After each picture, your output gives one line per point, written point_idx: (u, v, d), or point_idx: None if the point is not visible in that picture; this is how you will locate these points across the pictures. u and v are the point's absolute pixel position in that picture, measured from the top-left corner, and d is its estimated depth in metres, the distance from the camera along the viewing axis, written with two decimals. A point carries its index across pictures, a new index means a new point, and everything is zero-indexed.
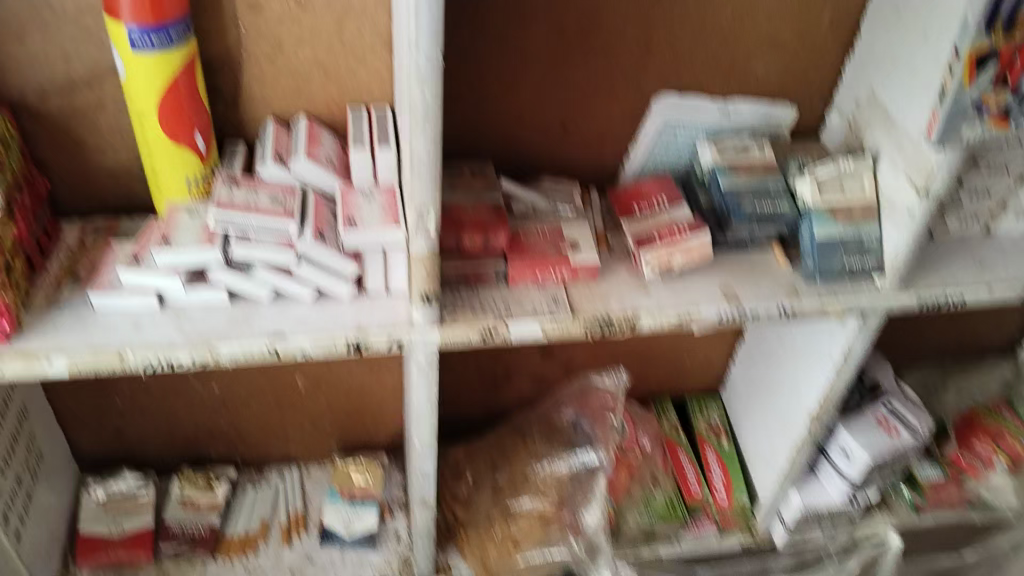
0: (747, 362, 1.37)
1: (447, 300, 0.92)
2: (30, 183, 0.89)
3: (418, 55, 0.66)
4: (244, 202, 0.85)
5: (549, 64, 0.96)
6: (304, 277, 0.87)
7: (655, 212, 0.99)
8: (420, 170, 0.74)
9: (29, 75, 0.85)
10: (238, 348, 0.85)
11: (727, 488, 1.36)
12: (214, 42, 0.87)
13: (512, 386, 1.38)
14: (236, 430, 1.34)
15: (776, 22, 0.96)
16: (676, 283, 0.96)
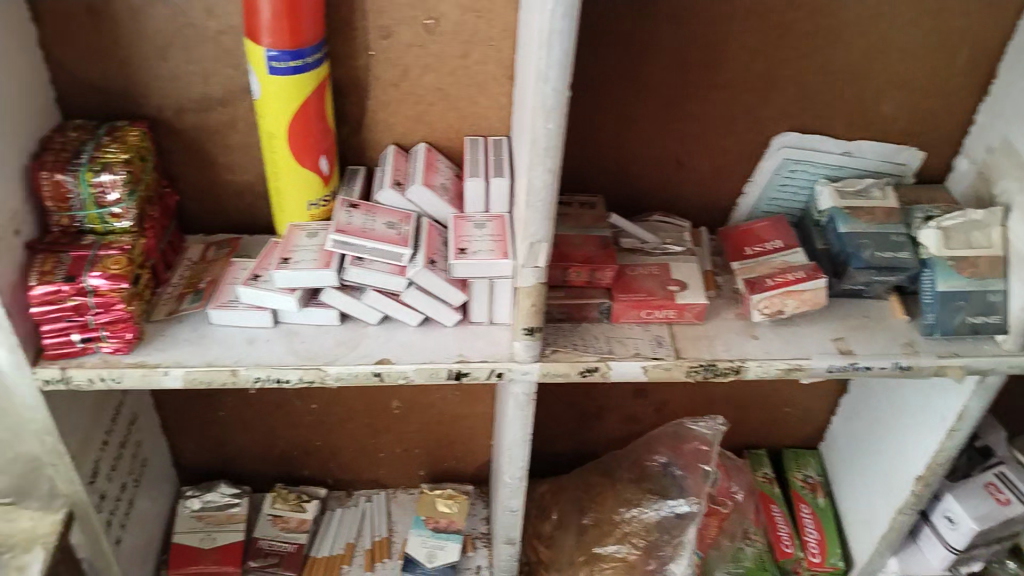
0: (851, 416, 1.32)
1: (550, 335, 0.91)
2: (160, 197, 0.93)
3: (545, 85, 0.66)
4: (362, 226, 0.87)
5: (669, 101, 0.95)
6: (412, 302, 0.88)
7: (768, 255, 0.97)
8: (535, 200, 0.74)
9: (169, 92, 0.89)
10: (344, 370, 0.86)
11: (821, 546, 1.30)
12: (344, 68, 0.89)
13: (603, 424, 1.36)
14: (329, 449, 1.37)
15: (907, 65, 0.94)
16: (784, 328, 0.94)
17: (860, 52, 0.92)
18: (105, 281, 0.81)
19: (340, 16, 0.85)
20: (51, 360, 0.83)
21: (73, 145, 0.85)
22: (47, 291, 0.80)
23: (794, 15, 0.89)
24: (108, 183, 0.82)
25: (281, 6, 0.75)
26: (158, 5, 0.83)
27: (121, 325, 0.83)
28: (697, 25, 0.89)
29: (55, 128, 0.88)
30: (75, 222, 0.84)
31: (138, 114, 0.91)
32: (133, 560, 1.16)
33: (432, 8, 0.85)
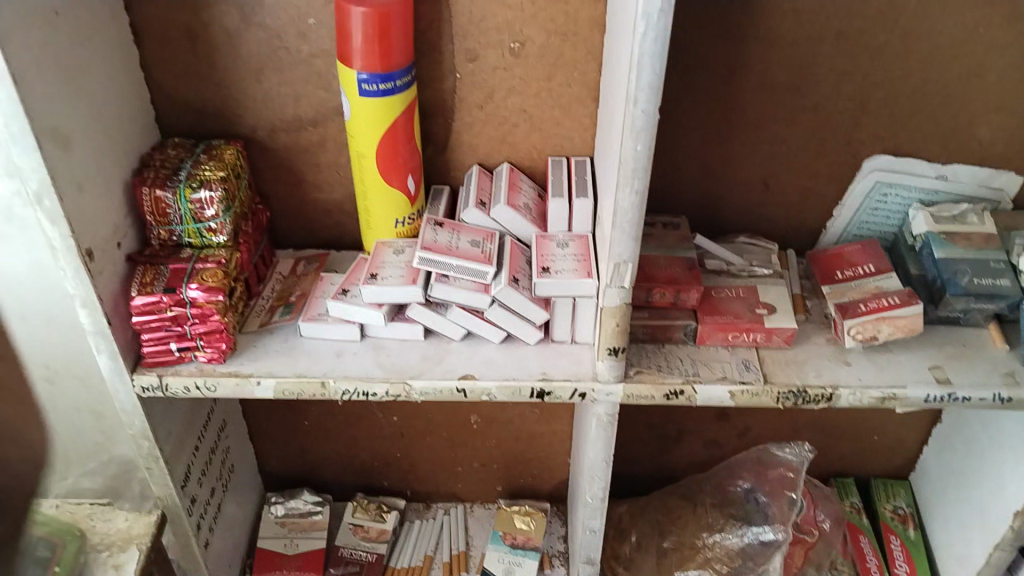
0: (944, 447, 1.27)
1: (633, 356, 0.91)
2: (253, 213, 0.96)
3: (635, 107, 0.66)
4: (446, 244, 0.88)
5: (756, 122, 0.94)
6: (495, 320, 0.89)
7: (860, 279, 0.95)
8: (622, 221, 0.74)
9: (263, 113, 0.92)
10: (429, 385, 0.87)
11: None
12: (431, 90, 0.91)
13: (683, 447, 1.34)
14: (408, 462, 1.38)
15: (1010, 86, 0.90)
16: (878, 355, 0.92)
17: (958, 73, 0.89)
18: (202, 293, 0.84)
19: (428, 40, 0.87)
20: (150, 367, 0.87)
21: (173, 163, 0.88)
22: (148, 302, 0.83)
23: (889, 34, 0.86)
24: (206, 200, 0.85)
25: (373, 31, 0.77)
26: (255, 31, 0.86)
27: (217, 336, 0.86)
28: (786, 46, 0.87)
29: (156, 146, 0.91)
30: (173, 236, 0.88)
31: (234, 134, 0.94)
32: (221, 563, 1.20)
33: (518, 31, 0.86)
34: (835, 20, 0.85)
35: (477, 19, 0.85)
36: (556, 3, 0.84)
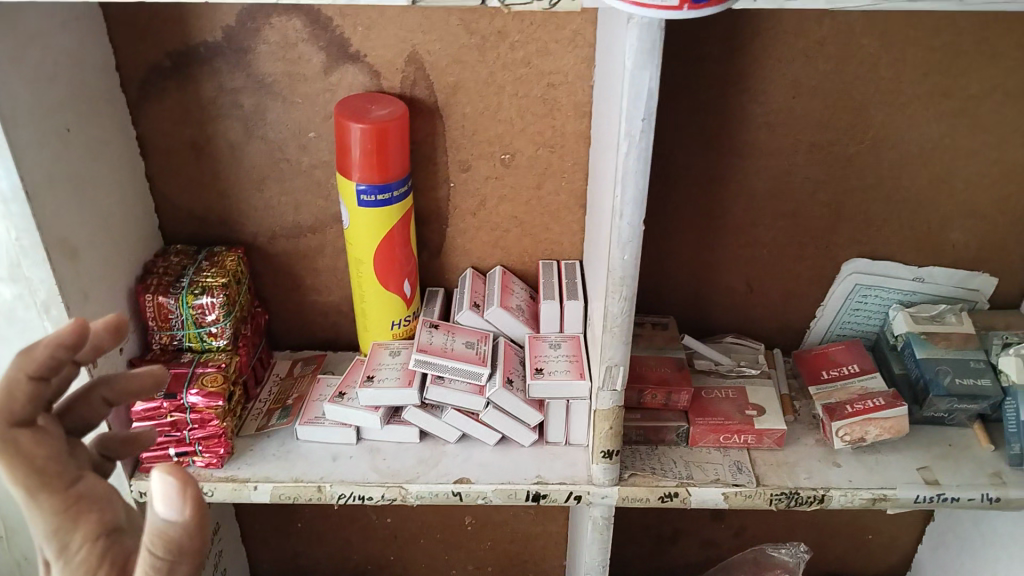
0: (938, 545, 1.27)
1: (627, 458, 0.91)
2: (253, 316, 0.98)
3: (621, 221, 0.69)
4: (442, 346, 0.90)
5: (739, 227, 0.97)
6: (490, 421, 0.90)
7: (844, 379, 0.97)
8: (612, 325, 0.76)
9: (263, 221, 0.96)
10: (425, 489, 0.88)
11: None
12: (425, 198, 0.95)
13: (679, 548, 1.33)
14: (402, 565, 1.37)
15: (979, 192, 0.94)
16: (867, 456, 0.93)
17: (928, 180, 0.93)
18: (201, 398, 0.85)
19: (423, 152, 0.91)
20: (147, 471, 0.88)
21: (176, 269, 0.91)
22: (148, 407, 0.85)
23: (860, 144, 0.91)
24: (208, 306, 0.87)
25: (372, 146, 0.81)
26: (257, 143, 0.90)
27: (215, 440, 0.88)
28: (763, 157, 0.92)
29: (158, 253, 0.94)
30: (173, 340, 0.90)
31: (234, 240, 0.98)
32: None
33: (508, 144, 0.90)
34: (809, 132, 0.90)
35: (470, 132, 0.90)
36: (544, 118, 0.89)
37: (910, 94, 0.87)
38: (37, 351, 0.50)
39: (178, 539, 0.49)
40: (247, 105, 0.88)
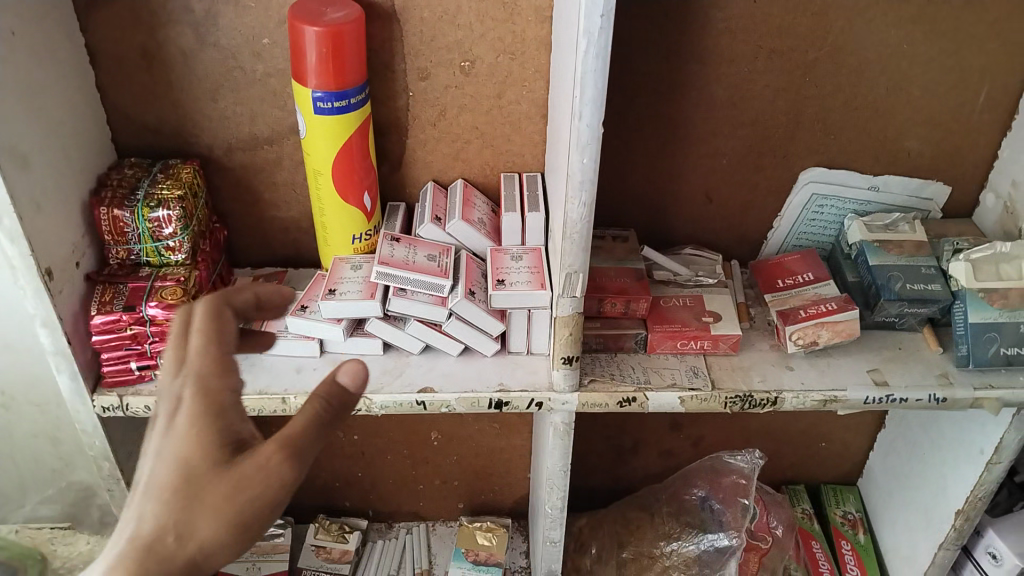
0: (891, 450, 1.33)
1: (587, 367, 0.93)
2: (211, 231, 0.97)
3: (580, 122, 0.69)
4: (403, 259, 0.90)
5: (698, 136, 0.98)
6: (453, 332, 0.91)
7: (799, 287, 1.00)
8: (572, 232, 0.77)
9: (219, 133, 0.94)
10: (389, 398, 0.89)
11: (861, 568, 1.33)
12: (385, 108, 0.94)
13: (640, 458, 1.38)
14: (370, 482, 1.40)
15: (932, 99, 0.95)
16: (819, 360, 0.97)
17: (885, 86, 0.94)
18: (161, 310, 0.85)
19: (381, 60, 0.90)
20: (110, 387, 0.88)
21: (130, 182, 0.89)
22: (107, 320, 0.84)
23: (820, 51, 0.91)
24: (164, 219, 0.86)
25: (328, 50, 0.80)
26: (209, 51, 0.88)
27: None
28: (723, 64, 0.92)
29: (112, 166, 0.93)
30: (131, 255, 0.89)
31: (190, 153, 0.96)
32: None
33: (468, 51, 0.89)
34: (768, 38, 0.90)
35: (429, 39, 0.89)
36: (504, 23, 0.88)
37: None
38: (254, 292, 0.64)
39: (338, 403, 0.59)
40: (198, 10, 0.85)
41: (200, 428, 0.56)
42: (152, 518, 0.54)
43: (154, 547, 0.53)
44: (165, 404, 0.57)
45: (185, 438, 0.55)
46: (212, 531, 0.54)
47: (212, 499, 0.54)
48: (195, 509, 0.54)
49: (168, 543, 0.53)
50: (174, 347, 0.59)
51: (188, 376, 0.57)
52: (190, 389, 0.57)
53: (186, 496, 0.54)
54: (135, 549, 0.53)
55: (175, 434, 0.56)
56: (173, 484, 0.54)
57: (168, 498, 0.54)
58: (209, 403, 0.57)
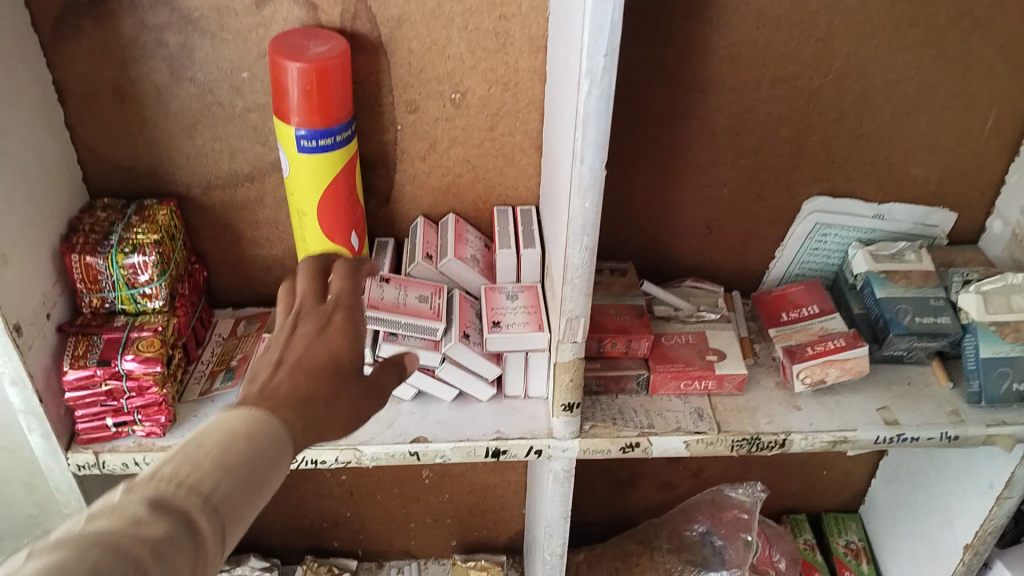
0: (894, 477, 1.30)
1: (587, 411, 0.90)
2: (190, 274, 0.93)
3: (582, 165, 0.65)
4: (394, 300, 0.85)
5: (699, 166, 0.94)
6: (448, 377, 0.87)
7: (804, 321, 0.97)
8: (573, 276, 0.73)
9: (196, 171, 0.90)
10: (381, 450, 0.85)
11: None
12: (371, 142, 0.89)
13: (637, 491, 1.34)
14: (359, 521, 1.35)
15: (939, 125, 0.92)
16: (827, 399, 0.93)
17: (891, 113, 0.91)
18: (138, 364, 0.80)
19: (367, 92, 0.86)
20: (85, 444, 0.83)
21: (104, 226, 0.85)
22: (81, 375, 0.79)
23: (824, 77, 0.88)
24: (140, 265, 0.81)
25: (312, 86, 0.75)
26: (186, 86, 0.84)
27: (155, 409, 0.83)
28: (724, 92, 0.88)
29: (84, 208, 0.88)
30: (105, 303, 0.84)
31: (167, 192, 0.91)
32: None
33: (459, 83, 0.85)
34: (771, 66, 0.86)
35: (417, 70, 0.84)
36: (496, 54, 0.84)
37: (874, 24, 0.84)
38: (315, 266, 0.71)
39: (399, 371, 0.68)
40: (173, 44, 0.81)
41: (351, 335, 0.61)
42: (306, 381, 0.56)
43: (310, 405, 0.55)
44: (308, 315, 0.62)
45: (336, 333, 0.61)
46: (349, 410, 0.58)
47: (349, 386, 0.59)
48: (338, 390, 0.58)
49: (318, 405, 0.56)
50: (306, 287, 0.65)
51: (343, 301, 0.64)
52: (341, 309, 0.63)
53: (336, 378, 0.58)
54: (293, 398, 0.54)
55: (327, 333, 0.61)
56: (328, 365, 0.59)
57: (322, 374, 0.58)
58: (355, 317, 0.63)
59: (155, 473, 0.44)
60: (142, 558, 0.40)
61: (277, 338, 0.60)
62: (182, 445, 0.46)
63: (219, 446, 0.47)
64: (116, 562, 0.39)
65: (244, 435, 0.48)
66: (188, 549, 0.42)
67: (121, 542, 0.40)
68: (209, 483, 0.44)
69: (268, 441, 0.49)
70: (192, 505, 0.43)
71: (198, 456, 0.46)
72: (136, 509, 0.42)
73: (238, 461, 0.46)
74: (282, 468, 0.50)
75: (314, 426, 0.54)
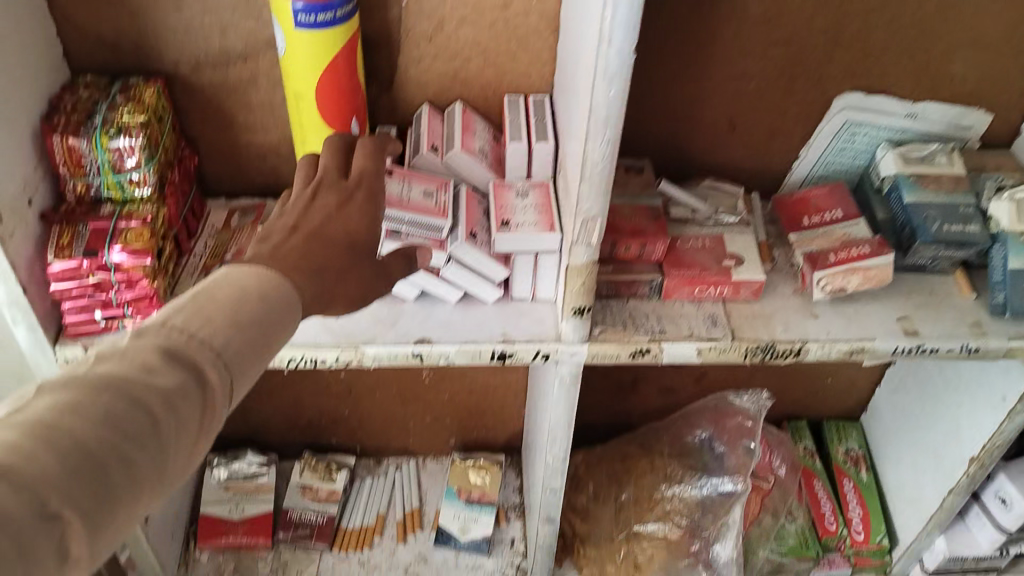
0: (900, 387, 1.29)
1: (597, 315, 0.86)
2: (180, 160, 0.88)
3: (609, 47, 0.59)
4: (398, 196, 0.79)
5: (725, 57, 0.88)
6: (453, 277, 0.83)
7: (827, 225, 0.92)
8: (592, 173, 0.68)
9: (185, 48, 0.83)
10: (384, 351, 0.82)
11: (865, 523, 1.28)
12: (374, 19, 0.83)
13: (639, 395, 1.32)
14: (358, 418, 1.34)
15: (985, 18, 0.86)
16: (845, 307, 0.90)
17: (935, 3, 0.84)
18: (127, 256, 0.75)
19: None
20: (74, 337, 0.79)
21: (86, 106, 0.79)
22: (67, 267, 0.75)
23: None
24: (126, 148, 0.76)
25: None
26: None
27: (146, 303, 0.79)
28: None
29: (65, 86, 0.81)
30: (91, 190, 0.79)
31: (153, 70, 0.85)
32: (161, 537, 1.15)
33: None
34: None
35: None
36: None
37: None
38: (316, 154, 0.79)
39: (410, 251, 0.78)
40: None
41: (366, 212, 0.72)
42: (320, 249, 0.67)
43: (320, 272, 0.65)
44: (330, 190, 0.72)
45: (354, 212, 0.71)
46: (355, 283, 0.69)
47: (364, 261, 0.70)
48: (348, 261, 0.69)
49: (329, 276, 0.66)
50: (331, 163, 0.75)
51: (363, 181, 0.73)
52: (360, 191, 0.73)
53: (350, 251, 0.69)
54: (304, 264, 0.65)
55: (346, 209, 0.71)
56: (342, 238, 0.69)
57: (338, 245, 0.68)
58: (372, 200, 0.73)
59: (169, 322, 0.53)
60: (152, 403, 0.49)
61: (301, 205, 0.70)
62: (189, 302, 0.55)
63: (222, 306, 0.56)
64: (129, 404, 0.48)
65: (243, 299, 0.57)
66: (196, 395, 0.52)
67: (136, 387, 0.49)
68: (219, 340, 0.54)
69: (272, 306, 0.59)
70: (200, 356, 0.53)
71: (205, 313, 0.55)
72: (149, 357, 0.51)
73: (240, 321, 0.56)
74: (281, 328, 0.59)
75: (321, 292, 0.65)
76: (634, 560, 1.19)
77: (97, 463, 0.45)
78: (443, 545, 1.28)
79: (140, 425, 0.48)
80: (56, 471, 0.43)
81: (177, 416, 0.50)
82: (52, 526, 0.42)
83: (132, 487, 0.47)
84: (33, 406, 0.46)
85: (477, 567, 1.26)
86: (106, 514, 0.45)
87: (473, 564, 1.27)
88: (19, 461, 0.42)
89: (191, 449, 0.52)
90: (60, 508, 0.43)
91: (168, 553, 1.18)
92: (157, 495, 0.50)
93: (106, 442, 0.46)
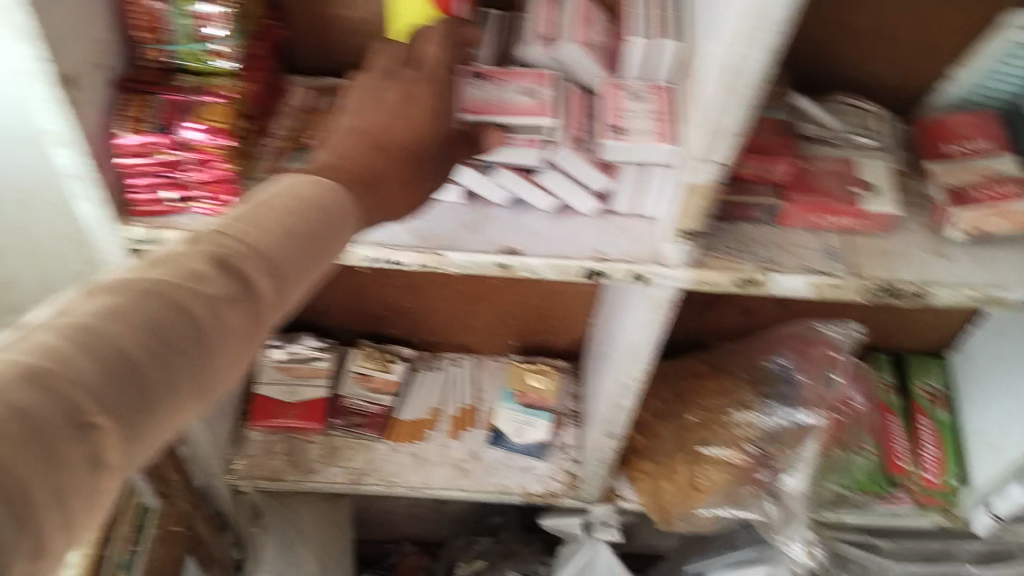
0: (999, 331, 1.21)
1: (704, 237, 0.78)
2: (263, 30, 0.79)
3: None
4: (493, 101, 0.72)
5: None
6: (550, 184, 0.76)
7: (971, 157, 0.83)
8: (739, 85, 0.59)
9: None
10: (467, 258, 0.75)
11: (938, 463, 1.23)
12: None
13: (715, 313, 1.26)
14: (420, 312, 1.30)
15: None
16: (978, 249, 0.81)
17: None
18: (204, 134, 0.68)
19: None
20: (139, 214, 0.73)
21: None
22: (138, 142, 0.68)
23: None
24: (213, 15, 0.68)
25: None
26: None
27: (220, 186, 0.72)
28: None
29: None
30: (168, 57, 0.71)
31: None
32: (215, 415, 1.14)
33: None
34: None
35: None
36: None
37: None
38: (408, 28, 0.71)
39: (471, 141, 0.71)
40: None
41: (432, 110, 0.68)
42: (379, 158, 0.66)
43: (380, 183, 0.65)
44: (399, 83, 0.70)
45: (416, 111, 0.68)
46: (412, 187, 0.68)
47: (427, 167, 0.68)
48: (407, 169, 0.67)
49: (388, 185, 0.66)
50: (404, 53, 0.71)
51: (432, 73, 0.69)
52: (429, 87, 0.69)
53: (414, 158, 0.68)
54: (362, 171, 0.65)
55: (412, 106, 0.68)
56: (407, 143, 0.67)
57: (397, 153, 0.67)
58: (439, 97, 0.69)
59: (219, 229, 0.50)
60: (201, 313, 0.45)
61: (368, 103, 0.69)
62: (241, 210, 0.52)
63: (275, 216, 0.53)
64: (178, 313, 0.44)
65: (295, 212, 0.54)
66: (245, 306, 0.48)
67: (183, 295, 0.45)
68: (272, 250, 0.51)
69: (320, 218, 0.55)
70: (251, 265, 0.49)
71: (258, 223, 0.52)
72: (197, 265, 0.47)
73: (292, 234, 0.53)
74: (331, 242, 0.56)
75: (378, 204, 0.65)
76: (695, 482, 1.15)
77: (138, 374, 0.41)
78: (496, 446, 1.25)
79: (185, 335, 0.44)
80: (95, 378, 0.39)
81: (224, 327, 0.47)
82: (85, 434, 0.39)
83: (172, 401, 0.44)
84: (76, 308, 0.41)
85: (529, 469, 1.23)
86: (144, 424, 0.42)
87: (525, 466, 1.23)
88: (56, 364, 0.38)
89: (234, 362, 0.49)
90: (95, 416, 0.39)
91: (220, 430, 1.16)
92: (198, 407, 0.47)
93: (150, 351, 0.42)
